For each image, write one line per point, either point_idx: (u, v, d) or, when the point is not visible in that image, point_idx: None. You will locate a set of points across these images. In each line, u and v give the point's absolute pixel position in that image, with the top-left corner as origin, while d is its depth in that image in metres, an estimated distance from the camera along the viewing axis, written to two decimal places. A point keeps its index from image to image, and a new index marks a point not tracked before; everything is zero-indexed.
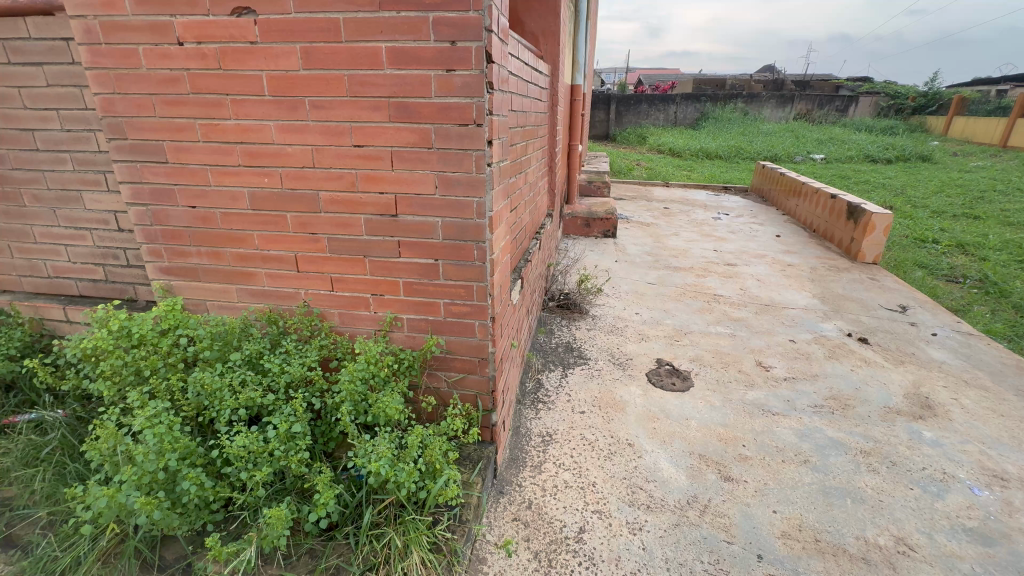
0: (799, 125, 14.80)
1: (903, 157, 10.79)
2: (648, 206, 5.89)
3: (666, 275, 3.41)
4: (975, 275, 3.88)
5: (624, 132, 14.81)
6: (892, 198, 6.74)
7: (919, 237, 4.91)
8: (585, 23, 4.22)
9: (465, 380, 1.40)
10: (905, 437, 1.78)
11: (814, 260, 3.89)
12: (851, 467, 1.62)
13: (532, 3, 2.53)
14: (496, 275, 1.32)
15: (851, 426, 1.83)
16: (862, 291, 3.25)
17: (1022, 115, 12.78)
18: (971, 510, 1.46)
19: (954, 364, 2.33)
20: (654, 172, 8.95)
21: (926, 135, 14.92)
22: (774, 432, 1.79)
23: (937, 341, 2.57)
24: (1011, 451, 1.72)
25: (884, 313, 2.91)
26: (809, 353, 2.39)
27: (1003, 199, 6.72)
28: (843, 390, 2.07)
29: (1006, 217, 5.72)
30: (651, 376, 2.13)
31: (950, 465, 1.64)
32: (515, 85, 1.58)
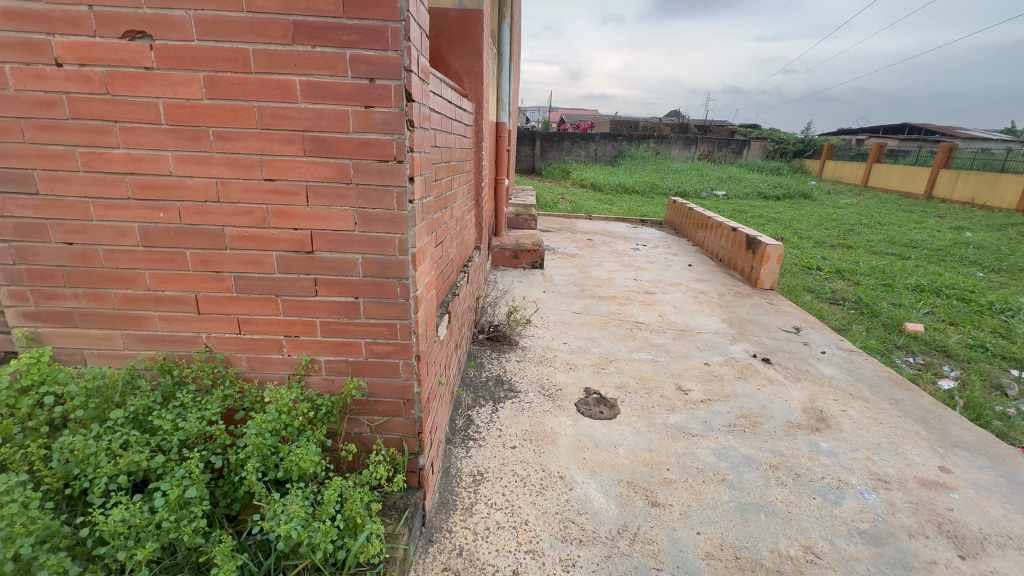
0: (703, 165, 16.40)
1: (789, 194, 12.30)
2: (573, 237, 6.16)
3: (591, 304, 3.55)
4: (850, 297, 4.45)
5: (549, 167, 15.51)
6: (782, 230, 7.61)
7: (806, 265, 5.56)
8: (507, 64, 4.40)
9: (389, 424, 1.33)
10: (805, 448, 1.95)
11: (721, 287, 4.24)
12: (762, 482, 1.73)
13: (454, 43, 2.60)
14: (420, 312, 1.29)
15: (761, 442, 1.97)
16: (762, 314, 3.59)
17: (877, 160, 15.12)
18: (863, 513, 1.61)
19: (841, 378, 2.62)
20: (578, 205, 9.42)
21: (806, 176, 17.15)
22: (694, 453, 1.88)
23: (826, 358, 2.88)
24: (890, 455, 1.94)
25: (781, 334, 3.22)
26: (722, 375, 2.57)
27: (868, 231, 7.84)
28: (752, 408, 2.23)
29: (871, 247, 6.66)
30: (579, 406, 2.17)
31: (844, 472, 1.81)
32: (437, 122, 1.60)
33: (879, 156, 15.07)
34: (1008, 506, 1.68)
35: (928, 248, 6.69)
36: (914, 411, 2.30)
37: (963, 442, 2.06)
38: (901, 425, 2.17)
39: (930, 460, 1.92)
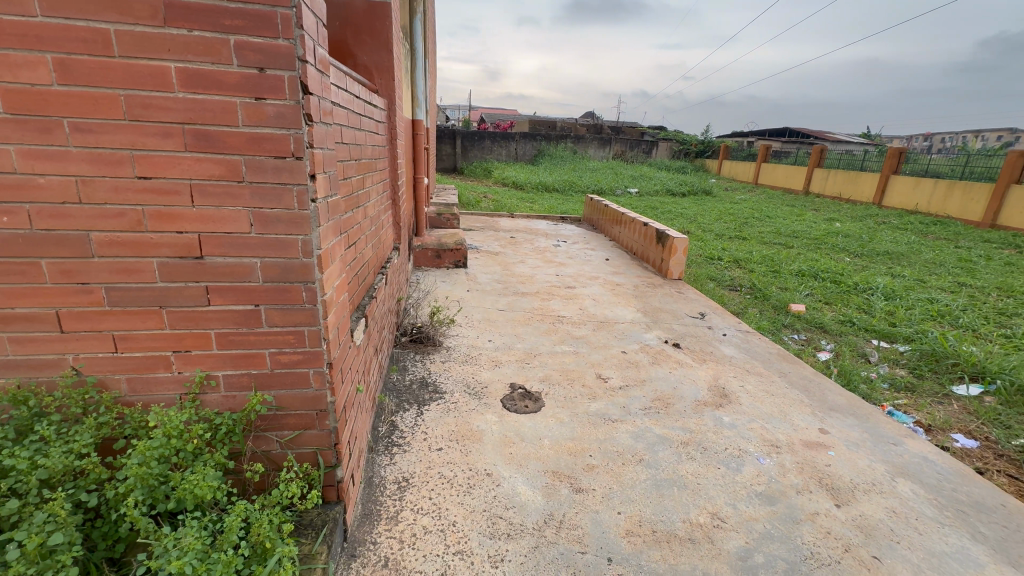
0: (617, 164, 17.26)
1: (693, 191, 13.33)
2: (495, 235, 6.20)
3: (514, 301, 3.60)
4: (746, 284, 4.93)
5: (470, 166, 15.47)
6: (687, 224, 8.24)
7: (708, 255, 6.06)
8: (421, 60, 4.32)
9: (301, 438, 1.25)
10: (711, 423, 2.12)
11: (636, 279, 4.50)
12: (674, 458, 1.86)
13: (362, 36, 2.49)
14: (330, 317, 1.23)
15: (672, 422, 2.12)
16: (672, 303, 3.86)
17: (764, 160, 16.86)
18: (759, 476, 1.79)
19: (739, 357, 2.89)
20: (500, 203, 9.50)
21: (707, 175, 18.69)
22: (613, 437, 1.97)
23: (727, 339, 3.17)
24: (780, 422, 2.17)
25: (689, 320, 3.48)
26: (637, 361, 2.72)
27: (759, 223, 8.73)
28: (664, 391, 2.40)
29: (762, 237, 7.43)
30: (505, 402, 2.19)
31: (743, 441, 2.00)
32: (342, 116, 1.53)
33: (766, 157, 16.82)
34: (871, 457, 1.96)
35: (807, 237, 7.60)
36: (798, 382, 2.60)
37: (836, 406, 2.36)
38: (788, 395, 2.44)
39: (811, 423, 2.19)
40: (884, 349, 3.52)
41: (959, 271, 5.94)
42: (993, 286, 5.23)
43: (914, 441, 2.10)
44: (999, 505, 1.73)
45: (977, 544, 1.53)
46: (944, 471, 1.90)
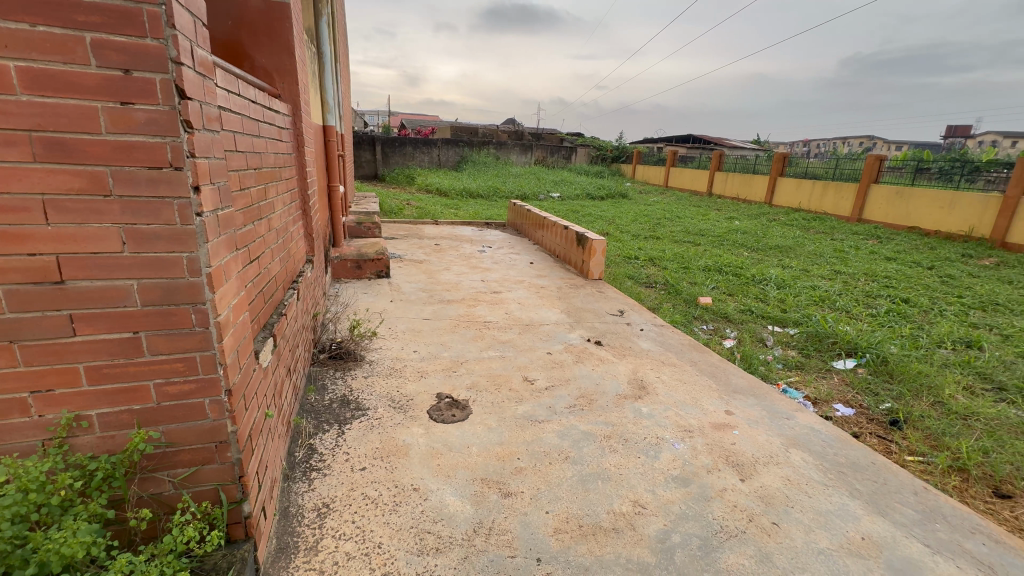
0: (539, 169, 17.71)
1: (611, 194, 14.03)
2: (420, 243, 6.09)
3: (440, 309, 3.55)
4: (660, 281, 5.27)
5: (392, 173, 15.09)
6: (606, 226, 8.65)
7: (626, 255, 6.40)
8: (330, 64, 4.14)
9: (198, 474, 1.14)
10: (631, 415, 2.23)
11: (559, 281, 4.63)
12: (598, 452, 1.93)
13: (259, 37, 2.34)
14: (227, 340, 1.13)
15: (596, 417, 2.20)
16: (594, 302, 4.02)
17: (673, 165, 18.17)
18: (674, 461, 1.91)
19: (655, 350, 3.08)
20: (423, 210, 9.35)
21: (623, 179, 19.77)
22: (541, 438, 2.01)
23: (644, 334, 3.36)
24: (691, 408, 2.34)
25: (610, 318, 3.65)
26: (562, 361, 2.80)
27: (670, 223, 9.38)
28: (588, 388, 2.48)
29: (673, 236, 7.97)
30: (431, 413, 2.14)
31: (660, 429, 2.13)
32: (233, 123, 1.42)
33: (674, 162, 18.14)
34: (769, 431, 2.17)
35: (711, 235, 8.28)
36: (706, 369, 2.82)
37: (739, 388, 2.60)
38: (699, 382, 2.64)
39: (718, 406, 2.38)
40: (778, 334, 3.92)
41: (834, 260, 6.78)
42: (861, 272, 6.02)
43: (803, 414, 2.36)
44: (870, 462, 1.99)
45: (854, 499, 1.74)
46: (828, 438, 2.15)
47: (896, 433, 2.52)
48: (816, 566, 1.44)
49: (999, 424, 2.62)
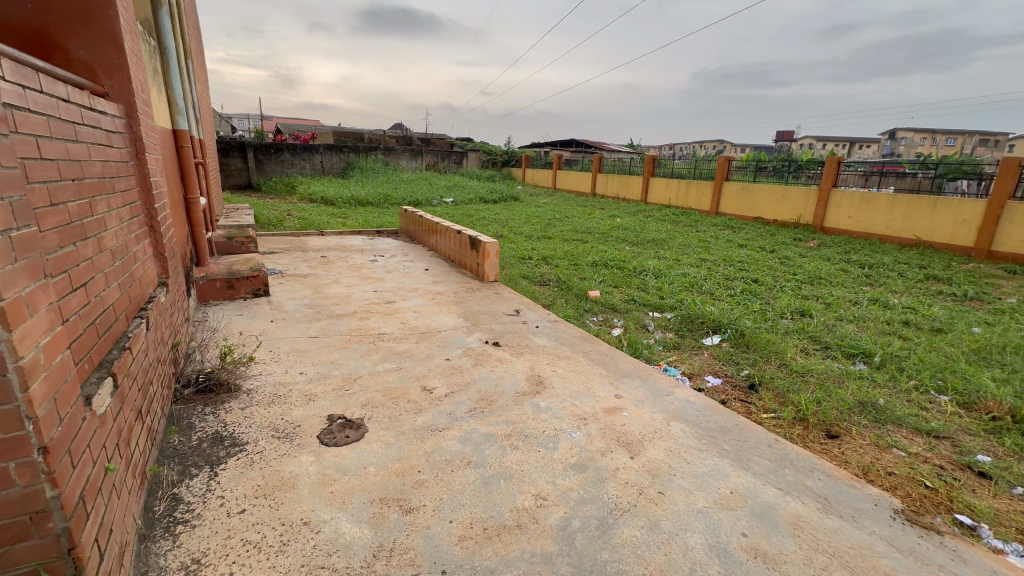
0: (431, 175, 17.51)
1: (503, 198, 14.37)
2: (304, 256, 5.66)
3: (329, 325, 3.33)
4: (553, 279, 5.50)
5: (269, 181, 13.86)
6: (501, 229, 8.83)
7: (521, 256, 6.59)
8: (178, 61, 3.66)
9: (8, 555, 0.93)
10: (530, 411, 2.29)
11: (456, 286, 4.61)
12: (499, 453, 1.95)
13: (74, 25, 1.98)
14: (38, 388, 0.94)
15: (496, 418, 2.22)
16: (491, 304, 4.07)
17: (559, 168, 19.15)
18: (572, 449, 2.00)
19: (550, 345, 3.20)
20: (307, 221, 8.73)
21: (514, 182, 20.37)
22: (442, 447, 1.97)
23: (539, 330, 3.48)
24: (585, 396, 2.47)
25: (506, 318, 3.72)
26: (461, 366, 2.78)
27: (560, 223, 9.87)
28: (488, 390, 2.50)
29: (564, 235, 8.39)
30: (321, 438, 1.99)
31: (558, 421, 2.21)
32: (33, 125, 1.19)
33: (560, 165, 19.13)
34: (652, 409, 2.37)
35: (597, 232, 8.87)
36: (597, 358, 3.00)
37: (626, 372, 2.81)
38: (591, 371, 2.80)
39: (609, 391, 2.54)
40: (658, 319, 4.32)
41: (699, 249, 7.68)
42: (721, 258, 6.89)
43: (680, 389, 2.62)
44: (735, 425, 2.27)
45: (723, 459, 1.97)
46: (700, 408, 2.41)
47: (753, 396, 2.91)
48: (695, 524, 1.60)
49: (827, 376, 3.16)
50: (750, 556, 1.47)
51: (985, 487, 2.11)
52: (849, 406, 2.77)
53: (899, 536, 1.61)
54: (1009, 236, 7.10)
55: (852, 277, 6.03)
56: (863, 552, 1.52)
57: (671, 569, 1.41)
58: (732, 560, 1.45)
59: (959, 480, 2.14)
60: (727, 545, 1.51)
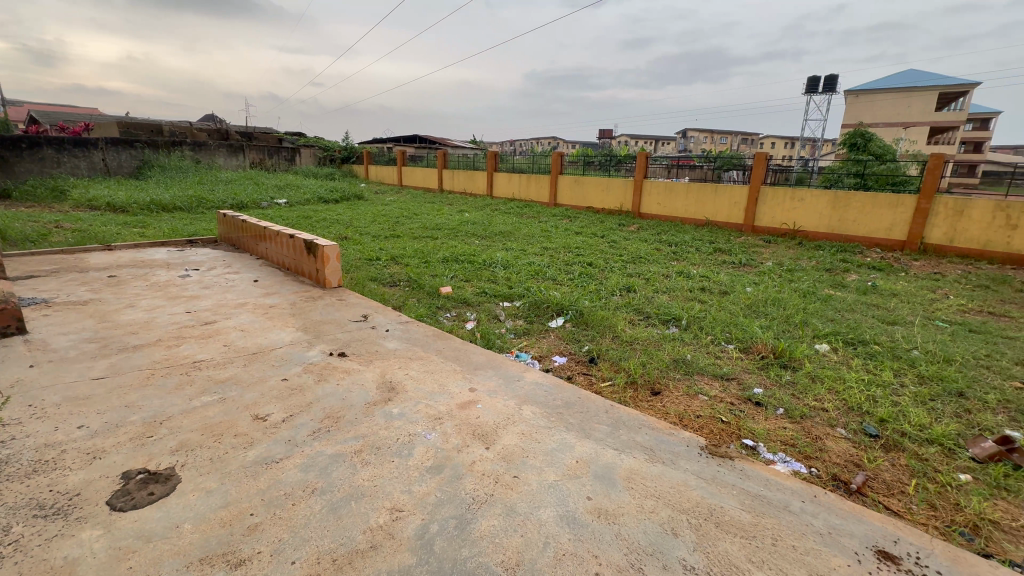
0: (257, 173, 15.55)
1: (346, 196, 13.47)
2: (82, 278, 4.52)
3: (121, 360, 2.71)
4: (403, 279, 5.34)
5: (23, 184, 10.70)
6: (344, 230, 8.27)
7: (367, 257, 6.26)
8: None
9: None
10: (382, 421, 2.17)
11: (293, 296, 4.16)
12: (349, 472, 1.81)
13: None
14: None
15: (344, 435, 2.05)
16: (334, 312, 3.77)
17: (403, 164, 18.70)
18: (428, 452, 1.95)
19: (401, 348, 3.09)
20: (86, 233, 7.00)
21: (357, 180, 19.31)
22: (279, 480, 1.75)
23: (389, 334, 3.34)
24: (439, 395, 2.44)
25: (353, 325, 3.48)
26: (301, 385, 2.51)
27: (407, 220, 9.64)
28: (333, 406, 2.30)
29: (413, 233, 8.22)
30: (114, 503, 1.60)
31: (412, 426, 2.14)
32: None
33: (404, 161, 18.68)
34: (505, 397, 2.45)
35: (446, 228, 8.89)
36: (450, 354, 3.00)
37: (479, 364, 2.86)
38: (445, 369, 2.77)
39: (463, 386, 2.56)
40: (508, 308, 4.50)
41: (541, 238, 8.23)
42: (561, 245, 7.48)
43: (529, 372, 2.77)
44: (577, 398, 2.47)
45: (569, 432, 2.14)
46: (548, 388, 2.58)
47: (593, 368, 3.23)
48: (547, 499, 1.69)
49: (650, 342, 3.65)
50: (594, 517, 1.61)
51: (760, 413, 2.66)
52: (666, 364, 3.25)
53: (705, 468, 1.93)
54: (765, 213, 9.11)
55: (664, 254, 7.09)
56: (680, 488, 1.78)
57: (527, 548, 1.47)
58: (579, 525, 1.57)
59: (744, 412, 2.66)
60: (575, 512, 1.63)
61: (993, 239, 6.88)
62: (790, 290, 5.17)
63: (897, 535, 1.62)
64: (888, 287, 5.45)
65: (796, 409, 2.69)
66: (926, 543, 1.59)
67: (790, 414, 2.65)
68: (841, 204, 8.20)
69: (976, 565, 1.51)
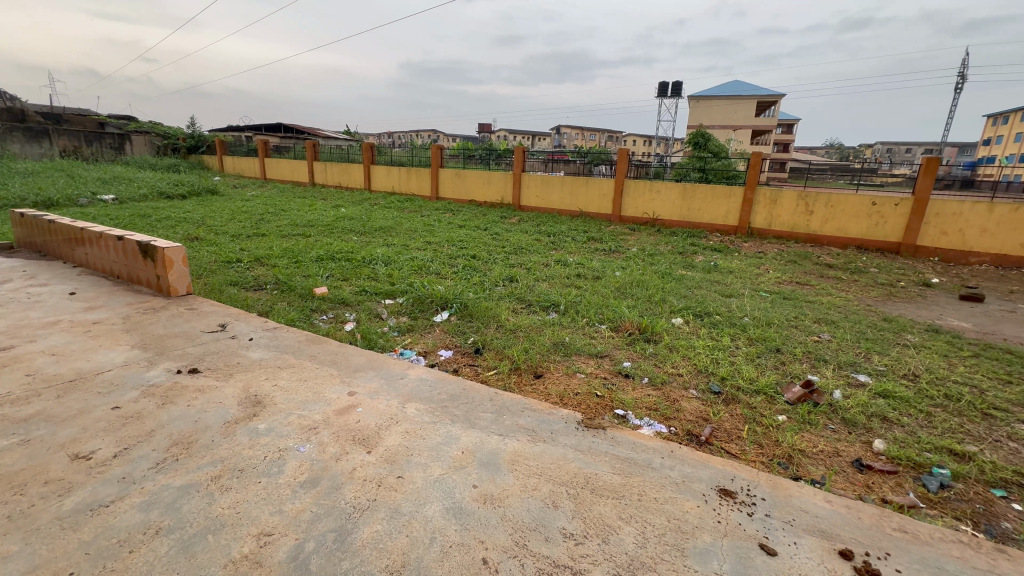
0: (70, 164, 12.84)
1: (195, 190, 11.76)
2: None
3: None
4: (270, 281, 4.84)
5: None
6: (194, 230, 7.23)
7: (225, 259, 5.55)
8: None
9: None
10: (245, 440, 1.95)
11: (126, 308, 3.52)
12: (204, 503, 1.59)
13: None
14: None
15: (198, 462, 1.80)
16: (182, 323, 3.27)
17: (266, 155, 16.89)
18: (301, 466, 1.80)
19: (268, 357, 2.80)
20: None
21: (210, 173, 17.01)
22: (111, 526, 1.47)
23: (253, 343, 3.00)
24: (314, 403, 2.26)
25: (207, 337, 3.06)
26: (140, 412, 2.14)
27: (274, 217, 8.75)
28: (183, 431, 2.00)
29: (280, 231, 7.48)
30: None
31: (282, 440, 1.96)
32: None
33: (267, 152, 16.86)
34: (387, 397, 2.36)
35: (320, 224, 8.27)
36: (326, 358, 2.80)
37: (358, 366, 2.71)
38: (320, 375, 2.58)
39: (342, 391, 2.41)
40: (391, 305, 4.34)
41: (424, 232, 8.07)
42: (445, 239, 7.42)
43: (413, 370, 2.70)
44: (462, 390, 2.48)
45: (454, 424, 2.13)
46: (433, 383, 2.55)
47: (479, 358, 3.27)
48: (433, 494, 1.67)
49: (531, 328, 3.80)
50: (480, 504, 1.63)
51: (628, 384, 2.95)
52: (547, 348, 3.42)
53: (581, 440, 2.07)
54: (629, 204, 10.04)
55: (543, 244, 7.44)
56: (560, 462, 1.89)
57: (413, 547, 1.44)
58: (465, 514, 1.58)
59: (615, 385, 2.92)
60: (461, 502, 1.64)
61: (798, 222, 8.44)
62: (651, 272, 5.77)
63: (734, 473, 1.91)
64: (726, 266, 6.38)
65: (658, 377, 3.03)
66: (755, 477, 1.90)
67: (653, 382, 2.97)
68: (689, 195, 9.36)
69: (789, 487, 1.85)
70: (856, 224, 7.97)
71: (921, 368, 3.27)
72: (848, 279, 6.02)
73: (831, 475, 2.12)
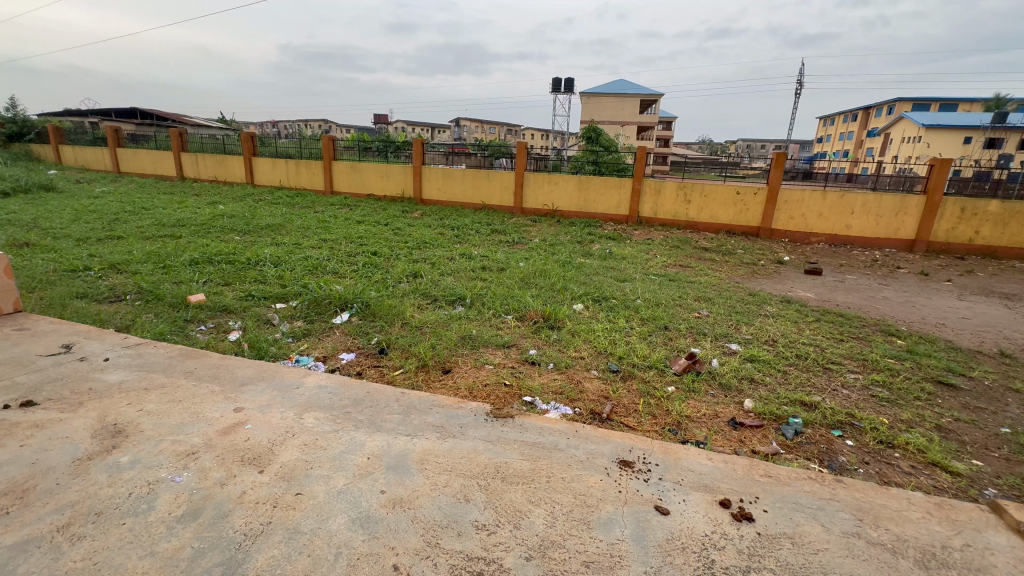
0: None
1: (22, 187, 9.77)
2: None
3: None
4: (130, 291, 4.18)
5: None
6: (23, 234, 6.00)
7: (68, 268, 4.69)
8: None
9: None
10: (103, 478, 1.66)
11: None
12: (47, 560, 1.33)
13: None
14: None
15: (39, 512, 1.50)
16: (9, 347, 2.70)
17: (118, 146, 14.48)
18: (178, 498, 1.59)
19: (131, 378, 2.42)
20: None
21: (42, 166, 14.28)
22: None
23: (110, 364, 2.57)
24: (192, 425, 2.01)
25: (46, 361, 2.56)
26: None
27: (133, 217, 7.59)
28: (15, 477, 1.65)
29: (142, 232, 6.51)
30: None
31: (152, 472, 1.71)
32: None
33: (120, 141, 14.44)
34: (281, 409, 2.17)
35: (193, 224, 7.34)
36: (205, 374, 2.49)
37: (246, 379, 2.46)
38: (198, 393, 2.29)
39: (226, 408, 2.16)
40: (282, 309, 3.99)
41: (318, 229, 7.55)
42: (342, 236, 7.00)
43: (310, 377, 2.51)
44: (366, 393, 2.36)
45: (358, 430, 2.03)
46: (333, 389, 2.39)
47: (384, 358, 3.14)
48: (337, 507, 1.57)
49: (438, 324, 3.75)
50: (389, 509, 1.57)
51: (535, 371, 3.04)
52: (455, 342, 3.40)
53: (491, 431, 2.09)
54: (530, 196, 10.31)
55: (447, 238, 7.36)
56: (470, 455, 1.89)
57: (316, 567, 1.34)
58: (374, 523, 1.51)
59: (523, 373, 2.99)
60: (368, 511, 1.56)
61: (679, 211, 9.31)
62: (553, 261, 5.98)
63: (632, 445, 2.06)
64: (620, 253, 6.84)
65: (562, 361, 3.16)
66: (650, 445, 2.07)
67: (558, 367, 3.09)
68: (585, 187, 9.86)
69: (678, 451, 2.04)
70: (725, 211, 9.00)
71: (778, 334, 3.80)
72: (721, 260, 6.80)
73: (712, 435, 2.38)
